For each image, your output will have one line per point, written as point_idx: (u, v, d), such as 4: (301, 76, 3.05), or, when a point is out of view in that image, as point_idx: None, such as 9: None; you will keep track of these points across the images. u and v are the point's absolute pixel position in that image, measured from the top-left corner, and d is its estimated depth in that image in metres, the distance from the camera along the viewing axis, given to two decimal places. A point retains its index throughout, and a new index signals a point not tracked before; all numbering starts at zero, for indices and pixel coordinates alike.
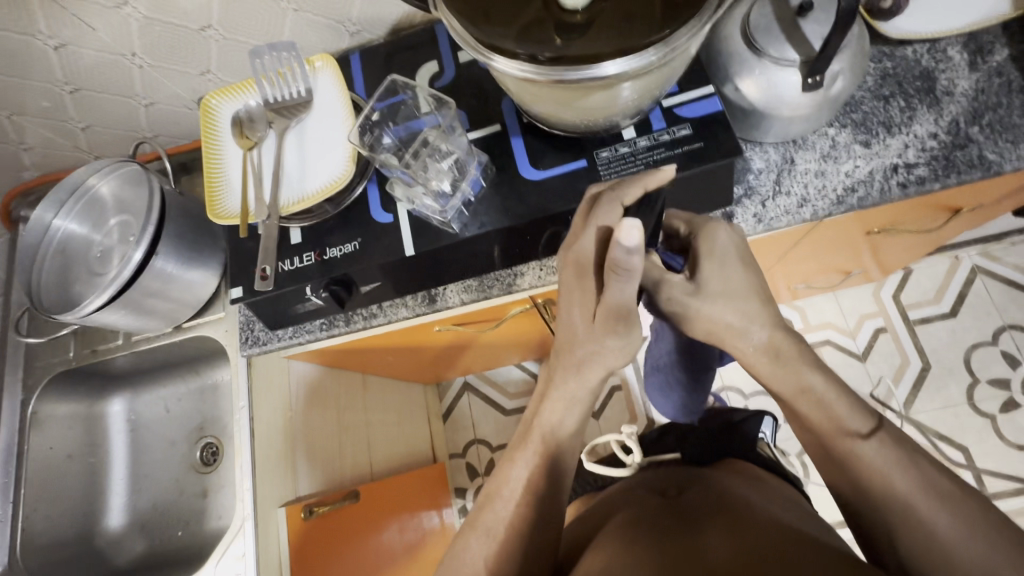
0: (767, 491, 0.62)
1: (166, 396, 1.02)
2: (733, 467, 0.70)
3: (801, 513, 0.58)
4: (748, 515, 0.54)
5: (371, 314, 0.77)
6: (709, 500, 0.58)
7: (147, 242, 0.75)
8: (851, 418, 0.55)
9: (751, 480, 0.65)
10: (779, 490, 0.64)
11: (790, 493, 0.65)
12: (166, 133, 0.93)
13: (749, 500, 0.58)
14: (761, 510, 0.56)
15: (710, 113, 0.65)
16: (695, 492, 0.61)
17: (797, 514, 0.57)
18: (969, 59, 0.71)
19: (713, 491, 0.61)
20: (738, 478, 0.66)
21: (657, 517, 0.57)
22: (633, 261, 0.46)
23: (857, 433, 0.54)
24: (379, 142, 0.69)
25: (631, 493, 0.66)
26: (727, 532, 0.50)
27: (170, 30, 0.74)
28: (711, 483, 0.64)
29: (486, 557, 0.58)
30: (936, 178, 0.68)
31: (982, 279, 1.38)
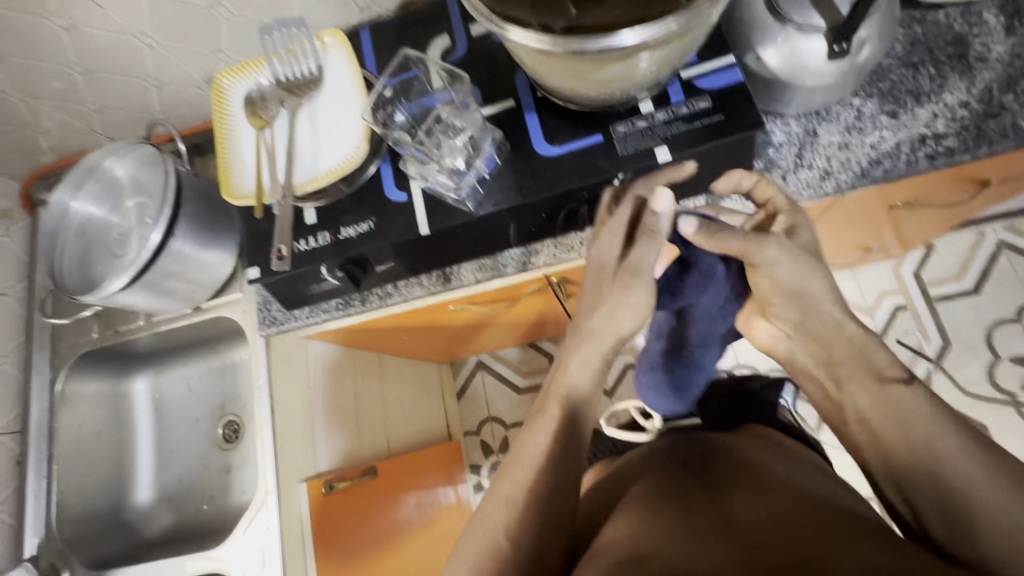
0: (790, 459, 0.61)
1: (188, 375, 1.04)
2: (755, 432, 0.70)
3: (824, 477, 0.58)
4: (773, 484, 0.53)
5: (387, 293, 0.78)
6: (733, 468, 0.58)
7: (164, 224, 0.75)
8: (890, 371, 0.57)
9: (773, 447, 0.65)
10: (806, 458, 0.64)
11: (812, 458, 0.64)
12: (179, 114, 0.92)
13: (774, 468, 0.58)
14: (785, 478, 0.55)
15: (731, 86, 0.63)
16: (722, 463, 0.60)
17: (822, 481, 0.57)
18: (1005, 22, 0.68)
19: (740, 463, 0.60)
20: (756, 445, 0.65)
21: (685, 487, 0.57)
22: (660, 224, 0.61)
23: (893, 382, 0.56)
24: (392, 119, 0.68)
25: (653, 462, 0.66)
26: (749, 501, 0.51)
27: (180, 9, 0.73)
28: (735, 451, 0.63)
29: (504, 526, 0.57)
30: (966, 149, 0.65)
31: (1007, 255, 1.35)
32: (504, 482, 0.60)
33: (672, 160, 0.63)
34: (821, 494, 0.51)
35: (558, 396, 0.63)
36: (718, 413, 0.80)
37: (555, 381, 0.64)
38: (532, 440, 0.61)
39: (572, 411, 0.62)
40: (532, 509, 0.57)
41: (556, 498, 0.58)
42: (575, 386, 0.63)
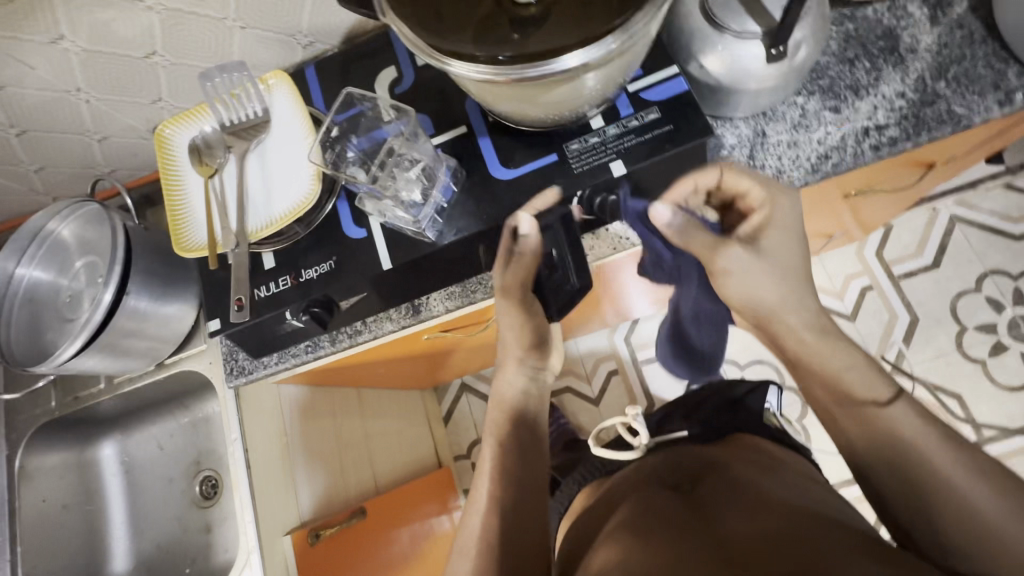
0: (777, 473, 0.61)
1: (158, 434, 1.00)
2: (743, 443, 0.70)
3: (815, 491, 0.57)
4: (763, 503, 0.53)
5: (356, 331, 0.76)
6: (722, 487, 0.58)
7: (115, 282, 0.72)
8: (871, 388, 0.57)
9: (761, 462, 0.64)
10: (794, 469, 0.64)
11: (802, 470, 0.64)
12: (124, 166, 0.89)
13: (760, 483, 0.57)
14: (771, 492, 0.55)
15: (677, 95, 0.64)
16: (708, 485, 0.60)
17: (809, 492, 0.56)
18: (929, 13, 0.70)
19: (726, 480, 0.59)
20: (747, 460, 0.64)
21: (671, 509, 0.56)
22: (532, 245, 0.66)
23: (878, 400, 0.56)
24: (343, 158, 0.68)
25: (643, 486, 0.65)
26: (740, 521, 0.50)
27: (116, 62, 0.71)
28: (722, 470, 0.62)
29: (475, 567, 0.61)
30: (907, 137, 0.67)
31: (961, 228, 1.40)
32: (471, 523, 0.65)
33: (628, 174, 0.63)
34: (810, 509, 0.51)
35: (506, 420, 0.71)
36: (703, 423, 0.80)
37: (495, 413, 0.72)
38: (486, 458, 0.69)
39: (518, 448, 0.69)
40: (498, 523, 0.63)
41: (516, 509, 0.64)
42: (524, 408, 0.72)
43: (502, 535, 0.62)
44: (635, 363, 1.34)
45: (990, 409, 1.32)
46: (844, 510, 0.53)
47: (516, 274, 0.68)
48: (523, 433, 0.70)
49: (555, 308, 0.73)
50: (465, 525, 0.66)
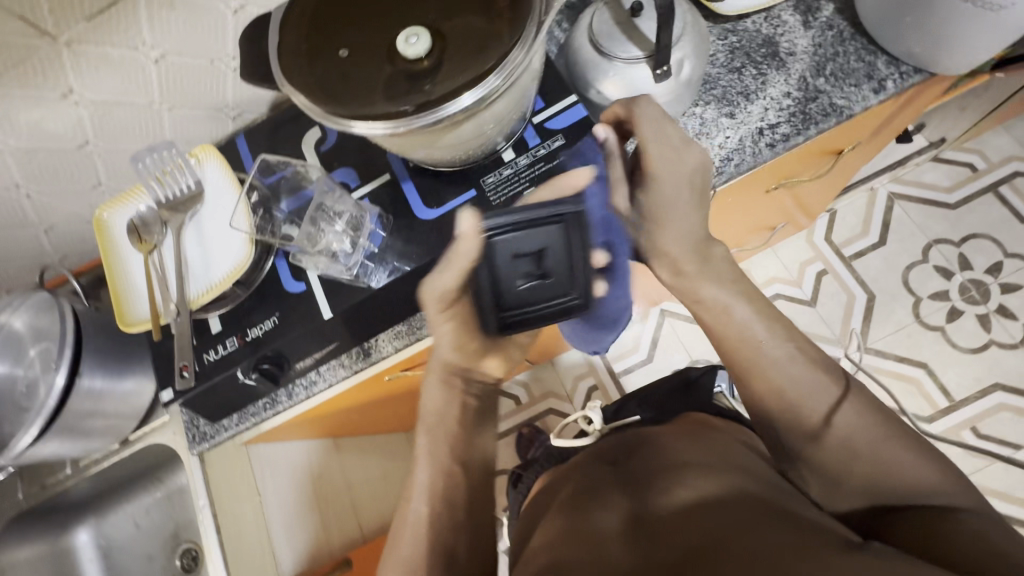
0: (705, 442, 0.63)
1: (133, 512, 0.99)
2: (689, 420, 0.73)
3: (742, 459, 0.60)
4: (692, 479, 0.54)
5: (311, 381, 0.78)
6: (654, 465, 0.60)
7: (67, 365, 0.74)
8: (817, 394, 0.58)
9: (693, 433, 0.66)
10: (724, 436, 0.66)
11: (732, 437, 0.67)
12: (75, 251, 0.92)
13: (688, 455, 0.59)
14: (697, 464, 0.57)
15: (578, 121, 0.69)
16: (642, 462, 0.62)
17: (730, 457, 0.59)
18: (801, 19, 0.76)
19: (658, 457, 0.61)
20: (680, 432, 0.67)
21: (608, 494, 0.59)
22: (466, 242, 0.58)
23: (822, 404, 0.58)
24: (274, 222, 0.72)
25: (584, 467, 0.67)
26: (671, 501, 0.53)
27: (50, 155, 0.74)
28: (655, 446, 0.64)
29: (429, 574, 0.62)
30: (798, 132, 0.73)
31: (899, 204, 1.46)
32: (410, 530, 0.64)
33: None
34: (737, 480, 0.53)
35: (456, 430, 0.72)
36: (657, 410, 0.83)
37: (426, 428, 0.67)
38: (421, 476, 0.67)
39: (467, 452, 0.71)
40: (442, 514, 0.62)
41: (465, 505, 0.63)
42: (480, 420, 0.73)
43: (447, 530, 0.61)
44: (610, 375, 1.36)
45: (958, 374, 1.35)
46: (773, 480, 0.55)
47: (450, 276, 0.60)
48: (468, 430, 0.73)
49: (579, 289, 0.61)
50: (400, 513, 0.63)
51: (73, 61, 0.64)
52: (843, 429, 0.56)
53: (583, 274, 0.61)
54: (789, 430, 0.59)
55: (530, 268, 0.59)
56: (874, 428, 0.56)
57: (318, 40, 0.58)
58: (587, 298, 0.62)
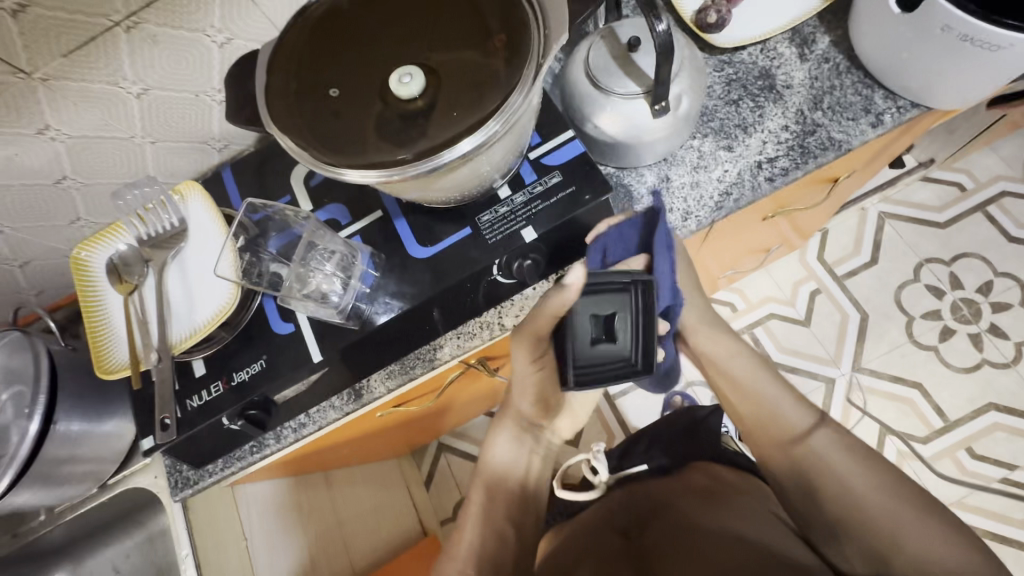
0: (723, 504, 0.65)
1: (113, 556, 0.95)
2: (706, 469, 0.76)
3: (758, 523, 0.61)
4: (704, 544, 0.57)
5: (300, 424, 0.75)
6: (669, 530, 0.62)
7: (41, 412, 0.71)
8: (794, 419, 0.66)
9: (709, 492, 0.69)
10: (737, 492, 0.69)
11: (748, 496, 0.68)
12: (52, 285, 0.88)
13: (704, 520, 0.62)
14: (712, 527, 0.60)
15: (575, 158, 0.67)
16: (656, 529, 0.64)
17: (748, 520, 0.62)
18: (797, 51, 0.76)
19: (672, 521, 0.64)
20: (695, 493, 0.69)
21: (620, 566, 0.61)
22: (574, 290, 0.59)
23: (802, 430, 0.65)
24: (261, 262, 0.69)
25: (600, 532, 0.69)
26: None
27: (26, 192, 0.71)
28: (669, 509, 0.67)
29: None
30: (797, 166, 0.72)
31: (890, 224, 1.47)
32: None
33: (540, 238, 0.65)
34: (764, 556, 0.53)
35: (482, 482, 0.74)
36: (668, 454, 0.85)
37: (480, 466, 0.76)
38: (463, 540, 0.70)
39: (489, 501, 0.73)
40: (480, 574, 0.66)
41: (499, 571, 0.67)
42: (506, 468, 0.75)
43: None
44: (606, 399, 1.34)
45: (952, 394, 1.35)
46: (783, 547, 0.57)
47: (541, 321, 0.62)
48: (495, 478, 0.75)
49: (640, 355, 0.59)
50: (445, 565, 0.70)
51: (50, 97, 0.62)
52: (818, 453, 0.63)
53: (644, 338, 0.59)
54: (768, 438, 0.66)
55: (597, 331, 0.60)
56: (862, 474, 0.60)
57: (307, 78, 0.56)
58: (647, 365, 0.59)
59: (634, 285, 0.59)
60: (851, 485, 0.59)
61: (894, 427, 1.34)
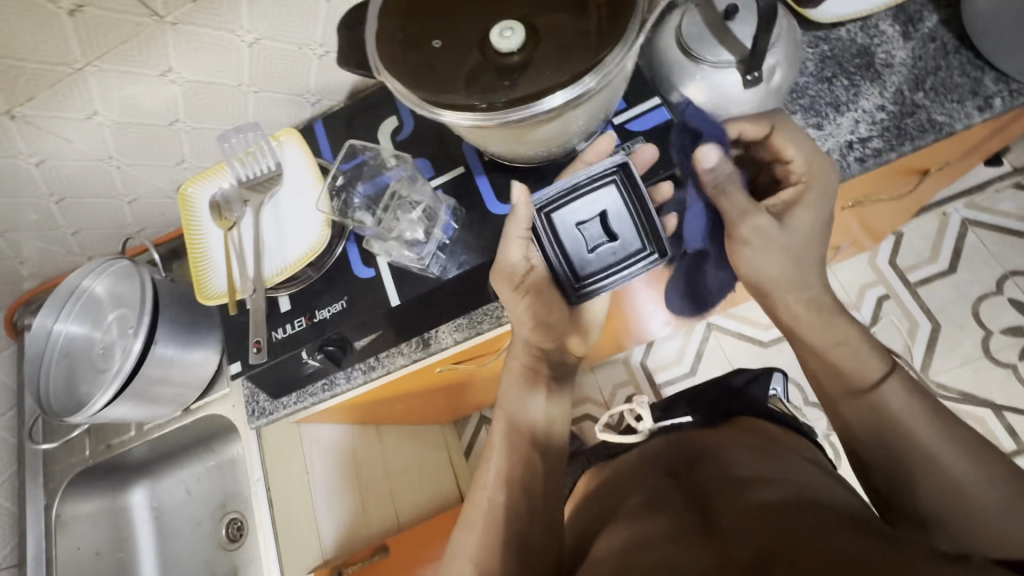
0: (771, 455, 0.62)
1: (185, 478, 1.02)
2: (747, 428, 0.72)
3: (808, 470, 0.59)
4: (756, 488, 0.54)
5: (370, 366, 0.78)
6: (716, 475, 0.60)
7: (144, 332, 0.77)
8: (869, 369, 0.60)
9: (757, 444, 0.66)
10: (791, 446, 0.67)
11: (799, 449, 0.66)
12: (153, 224, 0.96)
13: (754, 469, 0.59)
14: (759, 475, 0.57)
15: (660, 124, 0.68)
16: (704, 472, 0.62)
17: (805, 466, 0.60)
18: (901, 30, 0.73)
19: (721, 468, 0.61)
20: (745, 444, 0.66)
21: (667, 500, 0.58)
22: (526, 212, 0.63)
23: (871, 380, 0.59)
24: (350, 205, 0.73)
25: (639, 472, 0.69)
26: (733, 503, 0.52)
27: (144, 132, 0.78)
28: (718, 457, 0.65)
29: (474, 552, 0.64)
30: (891, 148, 0.69)
31: (974, 231, 1.38)
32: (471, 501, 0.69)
33: None
34: (800, 488, 0.52)
35: (510, 421, 0.72)
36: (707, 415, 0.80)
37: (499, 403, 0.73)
38: (490, 469, 0.69)
39: (516, 434, 0.71)
40: (512, 500, 0.66)
41: (529, 495, 0.67)
42: (533, 415, 0.73)
43: (514, 518, 0.65)
44: (651, 384, 1.33)
45: None
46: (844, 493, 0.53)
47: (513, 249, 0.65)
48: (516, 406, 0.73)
49: (650, 238, 0.61)
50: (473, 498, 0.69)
51: (175, 41, 0.67)
52: (899, 407, 0.57)
53: (649, 227, 0.61)
54: (837, 380, 0.62)
55: (591, 236, 0.63)
56: (934, 435, 0.54)
57: (412, 28, 0.59)
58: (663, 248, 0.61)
59: (617, 177, 0.62)
60: (928, 449, 0.54)
61: None
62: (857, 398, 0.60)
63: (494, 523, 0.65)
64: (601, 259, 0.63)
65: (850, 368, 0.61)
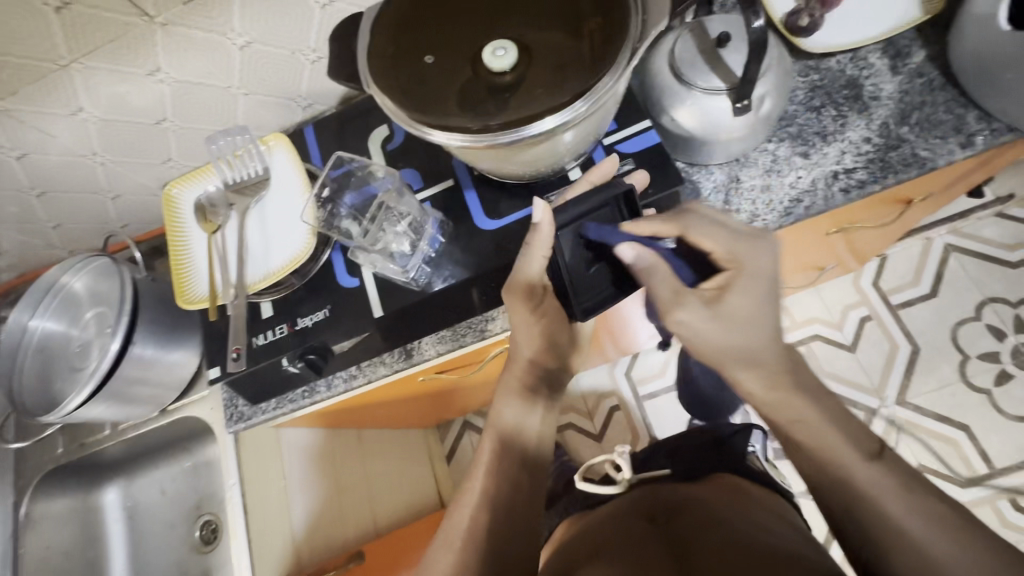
0: (750, 511, 0.64)
1: (161, 478, 1.01)
2: (724, 481, 0.74)
3: (784, 528, 0.60)
4: (738, 545, 0.54)
5: (351, 375, 0.78)
6: (694, 527, 0.61)
7: (123, 332, 0.76)
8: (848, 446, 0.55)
9: (738, 500, 0.67)
10: (770, 507, 0.67)
11: (777, 510, 0.67)
12: (137, 220, 0.95)
13: (734, 524, 0.60)
14: (740, 530, 0.58)
15: (649, 148, 0.69)
16: (682, 523, 0.63)
17: (781, 527, 0.60)
18: (889, 63, 0.74)
19: (703, 518, 0.63)
20: (723, 498, 0.68)
21: (649, 553, 0.58)
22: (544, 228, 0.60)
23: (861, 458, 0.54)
24: (336, 215, 0.72)
25: (620, 517, 0.70)
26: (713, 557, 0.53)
27: (130, 129, 0.77)
28: (700, 508, 0.66)
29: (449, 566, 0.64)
30: (876, 180, 0.70)
31: (956, 257, 1.41)
32: (450, 525, 0.68)
33: None
34: (776, 546, 0.54)
35: (502, 439, 0.71)
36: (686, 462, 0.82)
37: (490, 419, 0.73)
38: (472, 489, 0.69)
39: (504, 455, 0.70)
40: (494, 522, 0.66)
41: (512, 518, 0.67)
42: (526, 431, 0.72)
43: (492, 544, 0.64)
44: (634, 397, 1.34)
45: (1001, 441, 1.29)
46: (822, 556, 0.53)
47: (529, 263, 0.62)
48: (515, 424, 0.72)
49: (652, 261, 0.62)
50: (454, 519, 0.68)
51: (165, 41, 0.66)
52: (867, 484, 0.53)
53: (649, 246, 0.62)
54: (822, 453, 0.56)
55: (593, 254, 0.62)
56: (930, 524, 0.49)
57: (406, 43, 0.58)
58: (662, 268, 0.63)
59: (616, 201, 0.61)
60: (902, 524, 0.50)
61: (931, 466, 1.30)
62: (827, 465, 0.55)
63: (470, 543, 0.65)
64: (602, 278, 0.62)
65: (837, 446, 0.56)
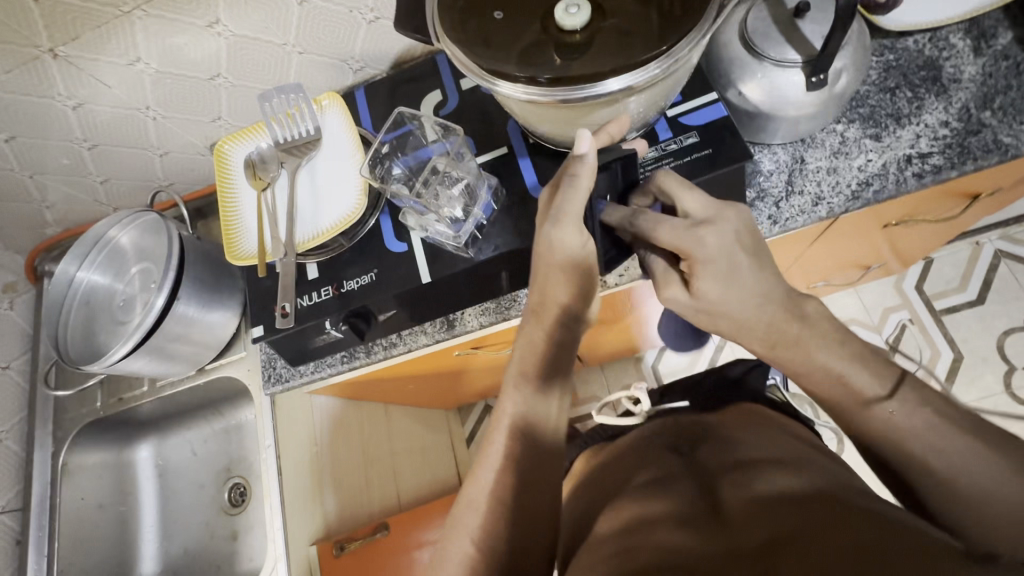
0: (770, 435, 0.61)
1: (192, 439, 1.02)
2: (741, 412, 0.70)
3: (813, 450, 0.58)
4: (763, 473, 0.51)
5: (391, 343, 0.77)
6: (721, 458, 0.58)
7: (169, 288, 0.75)
8: (868, 381, 0.48)
9: (759, 427, 0.64)
10: (790, 433, 0.63)
11: (795, 432, 0.64)
12: (181, 180, 0.95)
13: (758, 452, 0.57)
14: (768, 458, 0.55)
15: (716, 120, 0.66)
16: (705, 454, 0.60)
17: (802, 448, 0.57)
18: (972, 45, 0.70)
19: (724, 449, 0.60)
20: (744, 425, 0.65)
21: (675, 484, 0.56)
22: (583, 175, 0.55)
23: (873, 397, 0.47)
24: (390, 174, 0.71)
25: (644, 455, 0.66)
26: (741, 488, 0.50)
27: (184, 84, 0.77)
28: (723, 439, 0.62)
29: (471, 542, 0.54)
30: (952, 166, 0.67)
31: (1006, 264, 1.35)
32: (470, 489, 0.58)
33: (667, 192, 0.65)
34: (805, 468, 0.51)
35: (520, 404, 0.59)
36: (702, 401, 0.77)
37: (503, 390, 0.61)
38: (496, 446, 0.58)
39: (526, 426, 0.59)
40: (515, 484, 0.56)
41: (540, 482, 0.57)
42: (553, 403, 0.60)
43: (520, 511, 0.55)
44: None
45: None
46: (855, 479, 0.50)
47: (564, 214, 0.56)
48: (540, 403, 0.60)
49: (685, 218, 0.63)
50: (474, 483, 0.58)
51: None
52: (894, 422, 0.46)
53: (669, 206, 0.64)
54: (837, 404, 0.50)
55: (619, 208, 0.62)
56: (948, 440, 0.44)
57: None
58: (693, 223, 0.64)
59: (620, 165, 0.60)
60: (924, 452, 0.44)
61: None
62: (844, 421, 0.49)
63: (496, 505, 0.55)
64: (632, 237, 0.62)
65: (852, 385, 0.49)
